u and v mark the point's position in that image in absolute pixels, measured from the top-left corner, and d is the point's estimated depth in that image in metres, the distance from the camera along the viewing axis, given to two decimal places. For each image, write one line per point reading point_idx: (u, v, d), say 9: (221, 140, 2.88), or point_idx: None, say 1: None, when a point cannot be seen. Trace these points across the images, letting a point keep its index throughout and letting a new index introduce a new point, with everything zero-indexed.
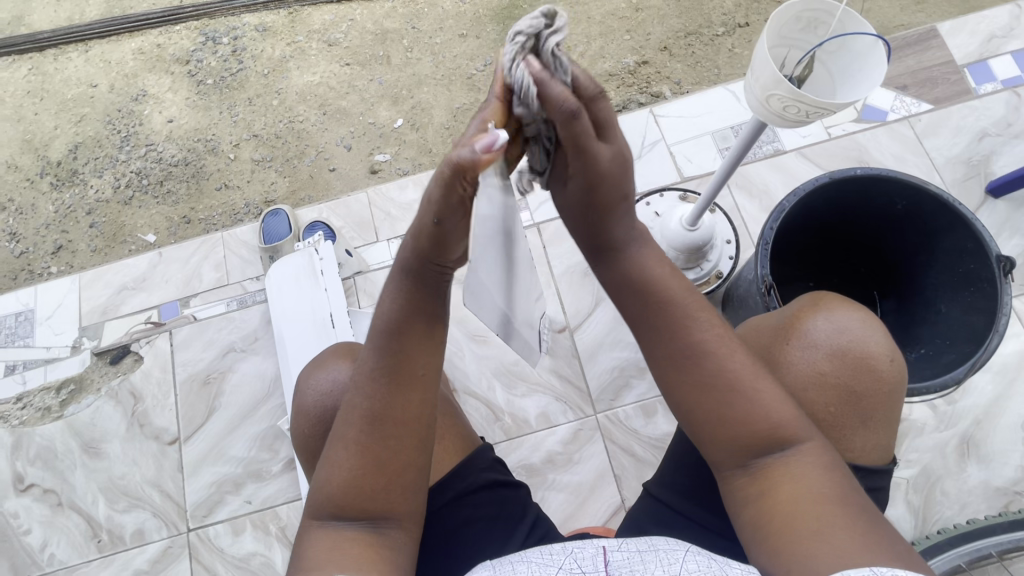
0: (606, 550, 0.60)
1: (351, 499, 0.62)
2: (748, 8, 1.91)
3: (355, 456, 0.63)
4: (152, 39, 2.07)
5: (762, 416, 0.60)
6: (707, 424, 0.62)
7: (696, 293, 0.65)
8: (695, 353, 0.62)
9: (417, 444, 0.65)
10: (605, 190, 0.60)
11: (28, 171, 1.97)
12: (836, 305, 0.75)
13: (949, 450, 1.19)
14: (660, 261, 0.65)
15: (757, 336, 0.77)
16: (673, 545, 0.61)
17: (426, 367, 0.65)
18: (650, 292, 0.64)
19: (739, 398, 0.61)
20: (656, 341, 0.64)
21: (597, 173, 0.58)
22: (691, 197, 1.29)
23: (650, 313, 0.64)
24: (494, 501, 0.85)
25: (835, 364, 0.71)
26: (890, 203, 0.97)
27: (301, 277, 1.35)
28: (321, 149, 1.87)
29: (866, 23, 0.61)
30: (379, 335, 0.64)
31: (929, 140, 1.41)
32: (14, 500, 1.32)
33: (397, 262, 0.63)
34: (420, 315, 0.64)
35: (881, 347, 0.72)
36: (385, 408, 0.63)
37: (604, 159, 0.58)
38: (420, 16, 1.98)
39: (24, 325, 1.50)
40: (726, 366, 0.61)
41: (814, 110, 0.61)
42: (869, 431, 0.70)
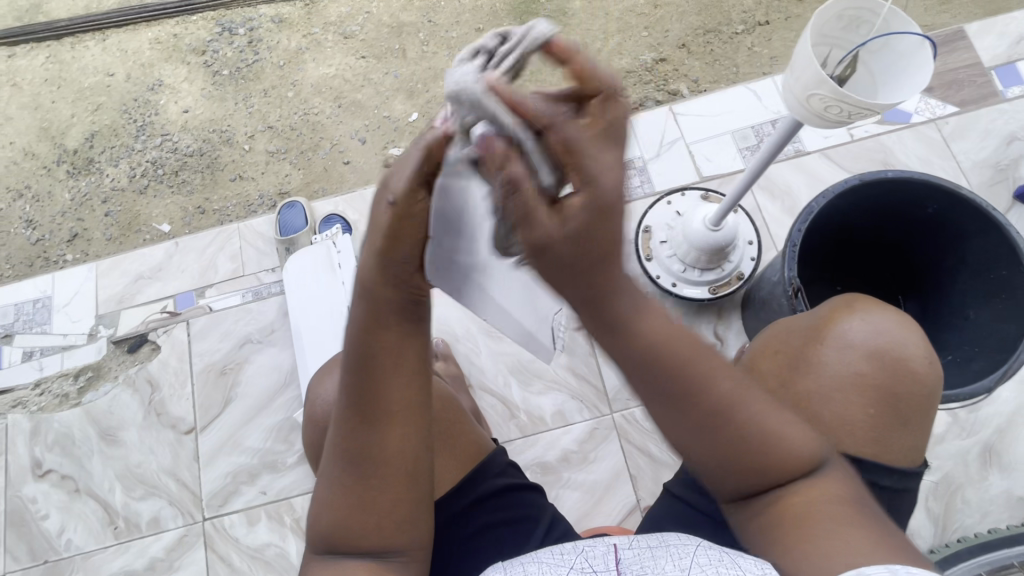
0: (617, 548, 0.58)
1: (344, 531, 0.62)
2: (769, 6, 1.88)
3: (339, 492, 0.62)
4: (169, 29, 2.07)
5: (791, 456, 0.57)
6: (740, 474, 0.58)
7: (704, 342, 0.56)
8: (720, 413, 0.55)
9: (403, 477, 0.62)
10: (611, 233, 0.47)
11: (45, 158, 1.98)
12: (870, 306, 0.74)
13: (971, 458, 1.18)
14: (663, 315, 0.54)
15: (788, 339, 0.78)
16: (685, 541, 0.59)
17: (400, 401, 0.62)
18: (662, 361, 0.53)
19: (769, 444, 0.57)
20: (678, 410, 0.55)
21: (602, 208, 0.46)
22: (714, 197, 1.28)
23: (667, 385, 0.54)
24: (509, 505, 0.84)
25: (875, 367, 0.71)
26: (920, 206, 0.95)
27: (318, 270, 1.35)
28: (336, 142, 1.87)
29: (911, 22, 0.60)
30: (347, 372, 0.62)
31: (956, 143, 1.39)
32: (32, 485, 1.33)
33: (355, 291, 0.62)
34: (388, 346, 0.61)
35: (920, 348, 0.71)
36: (365, 444, 0.61)
37: (607, 186, 0.46)
38: (436, 10, 1.97)
39: (42, 312, 1.51)
40: (750, 421, 0.56)
41: (857, 110, 0.60)
42: (909, 434, 0.70)
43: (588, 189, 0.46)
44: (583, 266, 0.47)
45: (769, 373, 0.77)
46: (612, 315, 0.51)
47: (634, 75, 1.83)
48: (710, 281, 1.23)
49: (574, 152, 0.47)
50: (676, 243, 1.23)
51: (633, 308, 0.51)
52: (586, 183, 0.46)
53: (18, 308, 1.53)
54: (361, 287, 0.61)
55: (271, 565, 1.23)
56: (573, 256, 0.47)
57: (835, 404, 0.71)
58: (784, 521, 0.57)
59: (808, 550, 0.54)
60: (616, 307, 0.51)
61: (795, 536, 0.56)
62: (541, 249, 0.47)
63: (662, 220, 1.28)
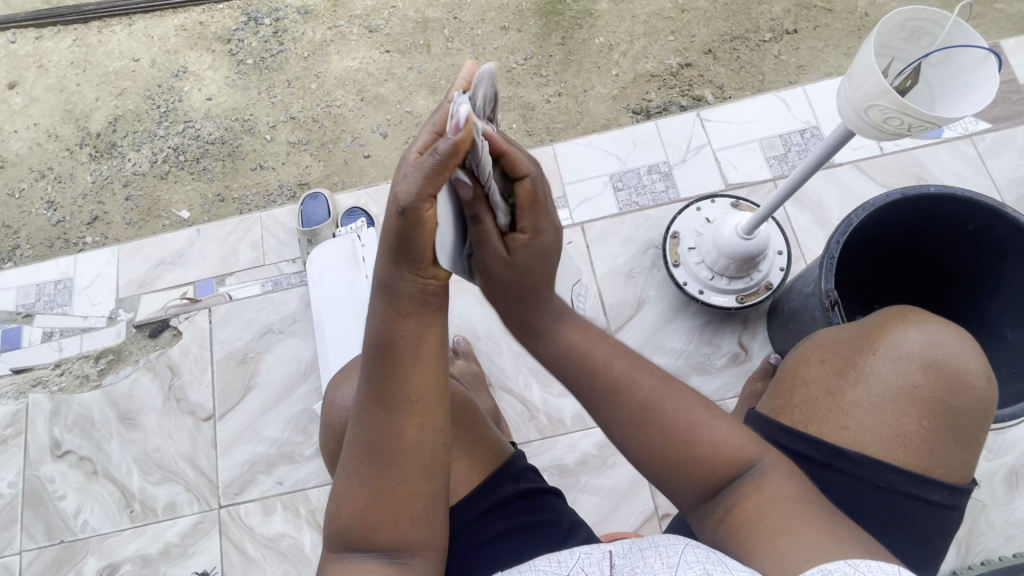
0: (610, 555, 0.55)
1: (362, 525, 0.60)
2: (798, 15, 1.86)
3: (358, 487, 0.60)
4: (195, 16, 2.08)
5: (714, 449, 0.62)
6: (673, 470, 0.63)
7: (627, 349, 0.68)
8: (643, 406, 0.64)
9: (422, 470, 0.61)
10: (544, 270, 0.65)
11: (69, 141, 1.99)
12: (925, 318, 0.73)
13: (997, 480, 1.16)
14: (591, 329, 0.69)
15: (836, 347, 0.77)
16: (673, 539, 0.55)
17: (419, 392, 0.60)
18: (584, 361, 0.67)
19: (691, 440, 0.62)
20: (602, 403, 0.66)
21: (544, 251, 0.64)
22: (744, 205, 1.26)
23: (590, 378, 0.67)
24: (528, 510, 0.80)
25: (930, 378, 0.70)
26: (959, 223, 0.94)
27: (341, 262, 1.34)
28: (357, 135, 1.87)
29: (977, 35, 0.59)
30: (368, 365, 0.61)
31: (991, 160, 1.37)
32: (50, 465, 1.33)
33: (374, 282, 0.61)
34: (405, 336, 0.59)
35: (978, 364, 0.70)
36: (385, 437, 0.60)
37: (553, 238, 0.64)
38: (461, 7, 1.96)
39: (63, 293, 1.52)
40: (676, 416, 0.63)
41: (918, 123, 0.59)
42: (962, 449, 0.69)
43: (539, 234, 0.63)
44: (519, 286, 0.65)
45: (814, 380, 0.76)
46: (539, 324, 0.68)
47: (659, 79, 1.82)
48: (738, 290, 1.22)
49: (538, 203, 0.63)
50: (705, 250, 1.22)
51: (556, 320, 0.69)
52: (541, 232, 0.64)
53: (40, 288, 1.53)
54: (377, 280, 0.60)
55: (285, 556, 1.23)
56: (511, 279, 0.64)
57: (886, 415, 0.70)
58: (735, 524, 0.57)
59: (770, 544, 0.53)
60: (541, 318, 0.68)
61: (750, 538, 0.55)
62: (490, 272, 0.65)
63: (690, 226, 1.27)
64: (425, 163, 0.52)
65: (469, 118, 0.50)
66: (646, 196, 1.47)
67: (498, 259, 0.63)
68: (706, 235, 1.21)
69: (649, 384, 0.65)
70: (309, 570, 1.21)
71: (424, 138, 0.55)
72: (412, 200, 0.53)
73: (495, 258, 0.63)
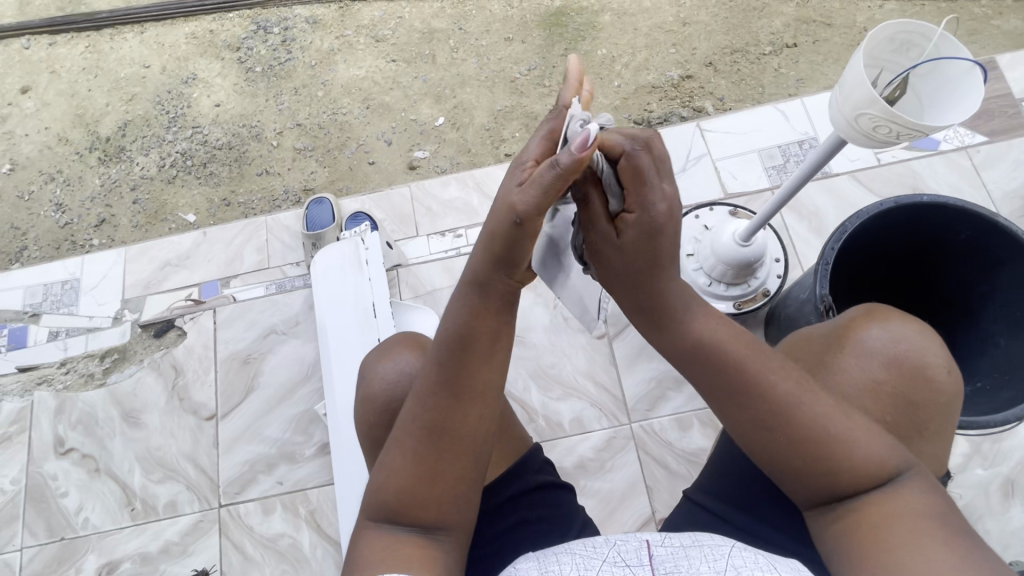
0: (649, 544, 0.57)
1: (408, 500, 0.59)
2: (797, 29, 1.90)
3: (412, 463, 0.59)
4: (205, 25, 2.13)
5: (863, 458, 0.57)
6: (806, 476, 0.59)
7: (755, 339, 0.63)
8: (777, 404, 0.59)
9: (473, 460, 0.61)
10: (659, 249, 0.61)
11: (78, 144, 2.02)
12: (887, 315, 0.74)
13: (993, 488, 1.17)
14: (718, 316, 0.64)
15: (808, 348, 0.77)
16: (718, 540, 0.57)
17: (488, 383, 0.61)
18: (713, 355, 0.61)
19: (835, 447, 0.58)
20: (733, 404, 0.61)
21: (654, 228, 0.60)
22: (742, 213, 1.28)
23: (722, 374, 0.61)
24: (544, 505, 0.77)
25: (892, 374, 0.71)
26: (953, 232, 0.95)
27: (345, 264, 1.35)
28: (362, 142, 1.90)
29: (963, 47, 0.61)
30: (440, 348, 0.61)
31: (986, 173, 1.39)
32: (53, 463, 1.35)
33: (466, 271, 0.60)
34: (486, 332, 0.60)
35: (939, 356, 0.70)
36: (445, 422, 0.60)
37: (665, 211, 0.59)
38: (466, 19, 2.01)
39: (70, 293, 1.55)
40: (803, 421, 0.58)
41: (905, 131, 0.61)
42: (928, 442, 0.69)
43: (644, 209, 0.60)
44: (631, 269, 0.62)
45: None
46: (662, 312, 0.63)
47: (659, 90, 1.85)
48: (735, 296, 1.23)
49: (648, 173, 0.60)
50: (702, 256, 1.24)
51: (683, 304, 0.63)
52: (648, 207, 0.60)
53: (47, 288, 1.56)
54: (467, 275, 0.60)
55: (283, 556, 1.23)
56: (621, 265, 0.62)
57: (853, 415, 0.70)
58: (857, 532, 0.56)
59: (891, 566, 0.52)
60: (667, 308, 0.63)
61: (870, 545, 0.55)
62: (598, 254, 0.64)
63: (688, 233, 1.29)
64: (542, 176, 0.52)
65: (595, 139, 0.50)
66: None
67: (607, 238, 0.62)
68: (704, 243, 1.23)
69: (786, 382, 0.60)
70: (306, 571, 1.22)
71: (533, 147, 0.57)
72: (530, 212, 0.53)
73: (605, 238, 0.62)
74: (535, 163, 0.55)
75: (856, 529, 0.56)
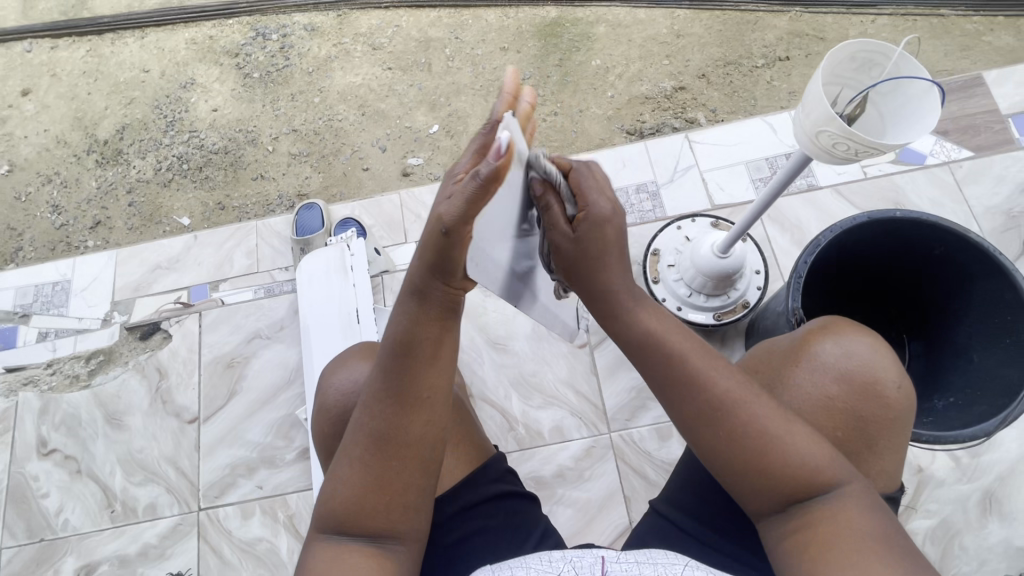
0: (604, 560, 0.57)
1: (355, 509, 0.59)
2: (789, 43, 1.92)
3: (358, 473, 0.60)
4: (205, 31, 2.15)
5: (803, 464, 0.58)
6: (750, 483, 0.59)
7: (704, 343, 0.63)
8: (722, 411, 0.60)
9: (420, 466, 0.61)
10: (608, 243, 0.61)
11: (76, 147, 2.04)
12: (844, 328, 0.75)
13: (971, 504, 1.17)
14: (672, 321, 0.64)
15: (767, 359, 0.78)
16: (672, 558, 0.58)
17: (431, 390, 0.61)
18: (665, 353, 0.62)
19: (779, 453, 0.58)
20: (680, 408, 0.62)
21: (603, 223, 0.60)
22: (724, 225, 1.29)
23: (672, 377, 0.61)
24: (502, 511, 0.78)
25: (844, 389, 0.71)
26: (927, 247, 0.96)
27: (330, 270, 1.36)
28: (357, 148, 1.91)
29: (921, 67, 0.62)
30: (384, 358, 0.61)
31: (970, 188, 1.40)
32: (36, 463, 1.35)
33: (406, 282, 0.60)
34: (428, 340, 0.60)
35: (891, 372, 0.71)
36: (392, 429, 0.60)
37: (610, 205, 0.61)
38: (463, 28, 2.04)
39: (60, 294, 1.56)
40: (747, 428, 0.59)
41: (863, 148, 0.62)
42: (879, 458, 0.70)
43: (593, 207, 0.60)
44: (588, 263, 0.61)
45: None
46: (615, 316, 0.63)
47: (652, 101, 1.87)
48: (715, 307, 1.23)
49: (586, 184, 0.62)
50: (683, 267, 1.25)
51: (633, 302, 0.63)
52: (595, 202, 0.60)
53: (38, 289, 1.58)
54: (406, 286, 0.60)
55: (261, 561, 1.23)
56: (576, 255, 0.61)
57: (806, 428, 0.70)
58: (800, 536, 0.57)
59: None
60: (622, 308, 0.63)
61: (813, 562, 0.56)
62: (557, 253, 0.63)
63: (671, 244, 1.30)
64: (466, 189, 0.50)
65: (509, 144, 0.49)
66: (634, 215, 1.52)
67: (563, 238, 0.61)
68: (685, 253, 1.23)
69: (734, 387, 0.60)
70: None
71: (464, 162, 0.55)
72: (456, 221, 0.51)
73: (562, 239, 0.61)
74: (465, 175, 0.53)
75: (797, 535, 0.58)
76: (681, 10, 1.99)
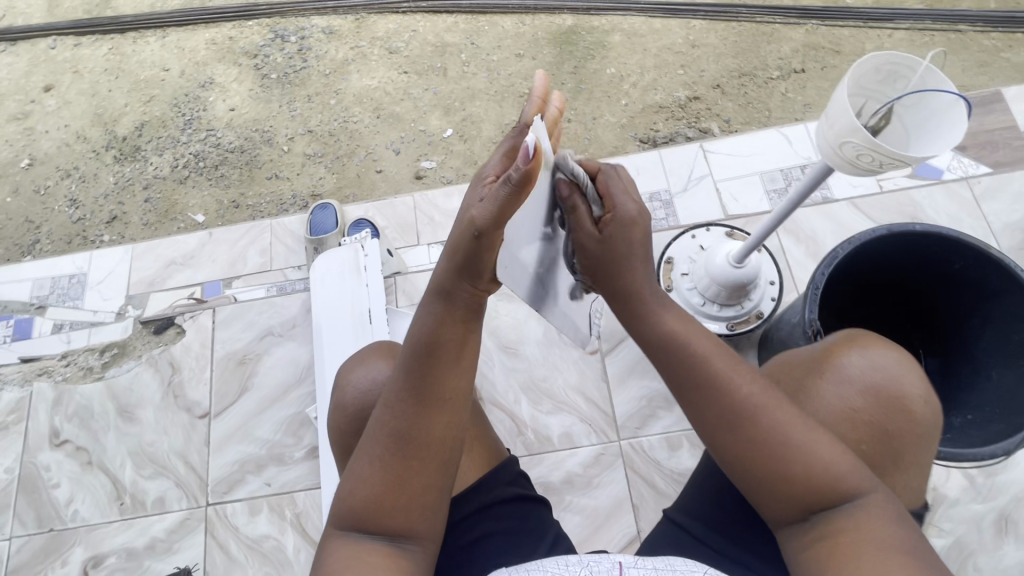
0: (621, 565, 0.57)
1: (374, 508, 0.59)
2: (805, 55, 1.92)
3: (377, 470, 0.60)
4: (225, 32, 2.19)
5: (831, 472, 0.57)
6: (773, 493, 0.59)
7: (727, 348, 0.64)
8: (746, 419, 0.59)
9: (438, 466, 0.61)
10: (633, 243, 0.64)
11: (95, 143, 2.08)
12: (870, 341, 0.74)
13: (986, 524, 1.15)
14: (697, 329, 0.64)
15: (790, 370, 0.77)
16: (691, 566, 0.57)
17: (453, 390, 0.61)
18: (693, 363, 0.62)
19: (800, 464, 0.58)
20: (706, 415, 0.61)
21: (630, 222, 0.63)
22: (738, 235, 1.29)
23: (693, 385, 0.62)
24: (515, 515, 0.78)
25: (870, 402, 0.70)
26: (946, 263, 0.95)
27: (344, 270, 1.37)
28: (371, 151, 1.93)
29: (946, 81, 0.62)
30: (407, 358, 0.62)
31: (988, 204, 1.38)
32: (48, 453, 1.36)
33: (432, 283, 0.61)
34: (451, 339, 0.61)
35: (917, 387, 0.70)
36: (412, 427, 0.60)
37: (637, 208, 0.63)
38: (479, 34, 2.06)
39: (76, 287, 1.58)
40: (771, 436, 0.59)
41: (887, 160, 0.62)
42: (903, 473, 0.69)
43: (620, 208, 0.63)
44: (612, 258, 0.63)
45: None
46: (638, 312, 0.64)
47: (666, 111, 1.87)
48: (728, 317, 1.23)
49: (614, 185, 0.65)
50: (697, 276, 1.24)
51: (660, 307, 0.64)
52: (623, 205, 0.63)
53: (55, 281, 1.59)
54: (431, 286, 0.61)
55: (267, 559, 1.23)
56: (600, 253, 0.63)
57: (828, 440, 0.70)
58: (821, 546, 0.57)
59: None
60: (649, 313, 0.64)
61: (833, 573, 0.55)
62: (581, 250, 0.64)
63: (684, 253, 1.30)
64: (497, 193, 0.51)
65: (537, 147, 0.48)
66: None
67: (589, 238, 0.63)
68: (699, 262, 1.23)
69: (765, 399, 0.60)
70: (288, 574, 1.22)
71: (495, 162, 0.57)
72: (488, 225, 0.53)
73: (588, 237, 0.63)
74: (495, 176, 0.56)
75: (817, 543, 0.57)
76: (696, 21, 2.00)
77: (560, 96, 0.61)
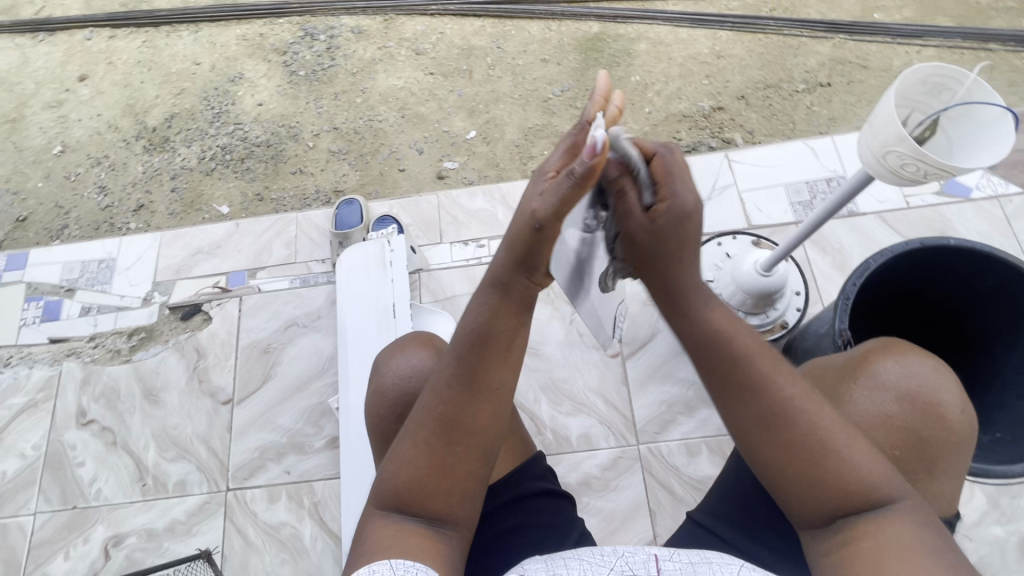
0: (657, 557, 0.57)
1: (416, 490, 0.60)
2: (832, 69, 1.92)
3: (421, 452, 0.61)
4: (256, 29, 2.23)
5: (863, 472, 0.57)
6: (804, 487, 0.59)
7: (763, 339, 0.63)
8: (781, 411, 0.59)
9: (480, 455, 0.62)
10: (688, 233, 0.63)
11: (126, 132, 2.12)
12: (906, 350, 0.74)
13: (1009, 546, 1.13)
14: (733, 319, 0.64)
15: (823, 375, 0.78)
16: (728, 560, 0.56)
17: (500, 380, 0.63)
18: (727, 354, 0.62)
19: (833, 458, 0.58)
20: (738, 406, 0.61)
21: (687, 212, 0.62)
22: (765, 244, 1.29)
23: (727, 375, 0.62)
24: (545, 511, 0.78)
25: (905, 410, 0.70)
26: (980, 279, 0.95)
27: (369, 264, 1.39)
28: (395, 149, 1.95)
29: (994, 93, 0.63)
30: (457, 345, 0.63)
31: (1018, 224, 1.37)
32: (73, 432, 1.39)
33: (488, 273, 0.63)
34: (502, 330, 0.62)
35: (953, 396, 0.70)
36: (459, 413, 0.61)
37: (694, 199, 0.62)
38: (506, 38, 2.08)
39: (105, 271, 1.61)
40: (804, 429, 0.59)
41: (933, 170, 0.62)
42: (934, 480, 0.69)
43: (677, 198, 0.62)
44: (659, 249, 0.63)
45: None
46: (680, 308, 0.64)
47: (690, 120, 1.87)
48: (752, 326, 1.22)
49: (673, 170, 0.63)
50: (722, 283, 1.24)
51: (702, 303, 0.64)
52: (679, 194, 0.62)
53: (85, 265, 1.63)
54: (489, 277, 0.63)
55: (284, 546, 1.24)
56: (647, 241, 0.63)
57: None
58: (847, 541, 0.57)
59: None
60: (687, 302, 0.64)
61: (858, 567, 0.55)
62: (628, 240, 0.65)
63: (710, 260, 1.30)
64: (562, 185, 0.56)
65: (604, 146, 0.52)
66: None
67: (640, 227, 0.63)
68: (725, 270, 1.23)
69: (798, 391, 0.61)
70: (305, 563, 1.23)
71: (555, 159, 0.59)
72: (548, 218, 0.57)
73: (638, 227, 0.63)
74: (557, 172, 0.58)
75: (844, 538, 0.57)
76: (723, 32, 2.01)
77: (620, 96, 0.63)
